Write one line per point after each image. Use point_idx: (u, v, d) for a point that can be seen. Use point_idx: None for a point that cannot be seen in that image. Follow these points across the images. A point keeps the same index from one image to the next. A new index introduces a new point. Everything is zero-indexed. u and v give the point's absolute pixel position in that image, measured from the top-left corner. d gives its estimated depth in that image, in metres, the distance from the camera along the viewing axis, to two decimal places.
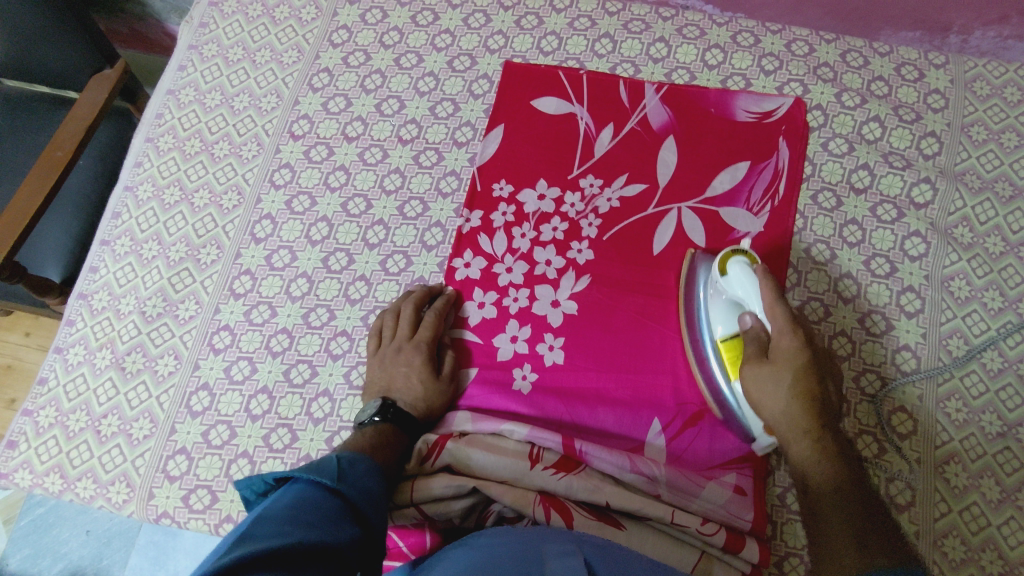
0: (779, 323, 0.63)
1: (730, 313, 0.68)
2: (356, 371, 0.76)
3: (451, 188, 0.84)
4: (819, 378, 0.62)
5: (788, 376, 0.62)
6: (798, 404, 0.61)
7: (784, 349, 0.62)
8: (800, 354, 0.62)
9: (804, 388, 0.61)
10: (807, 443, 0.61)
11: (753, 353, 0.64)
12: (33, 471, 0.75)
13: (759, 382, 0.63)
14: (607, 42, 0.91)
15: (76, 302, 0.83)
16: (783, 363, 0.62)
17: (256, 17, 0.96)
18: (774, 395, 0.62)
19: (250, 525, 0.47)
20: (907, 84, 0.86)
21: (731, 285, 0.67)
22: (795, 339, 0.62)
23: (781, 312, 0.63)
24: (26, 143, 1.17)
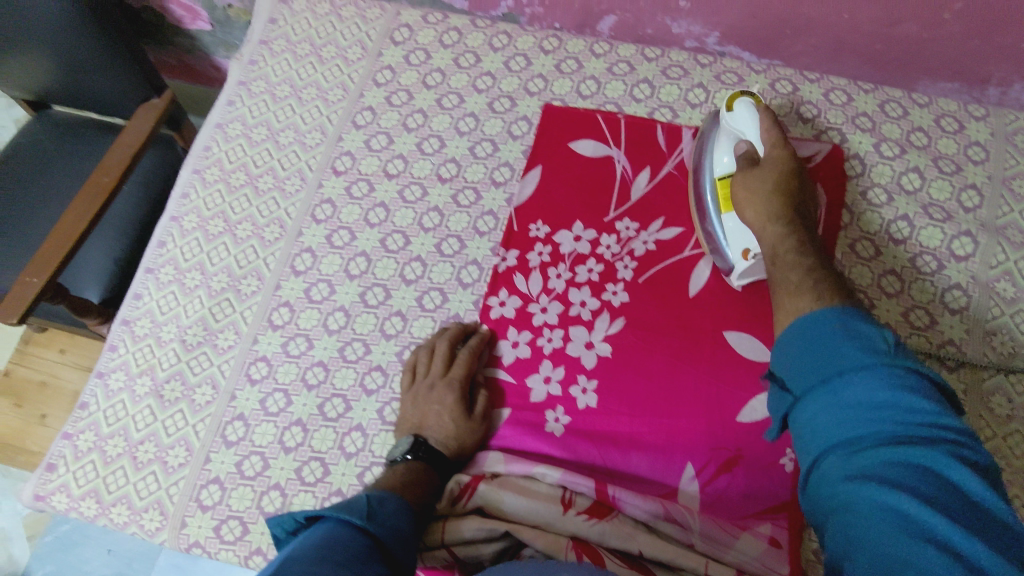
0: (771, 141, 0.74)
1: (730, 144, 0.77)
2: (389, 407, 0.77)
3: (487, 227, 0.85)
4: (799, 189, 0.71)
5: (773, 177, 0.71)
6: (778, 197, 0.70)
7: (772, 157, 0.72)
8: (786, 161, 0.72)
9: (784, 186, 0.70)
10: (776, 226, 0.69)
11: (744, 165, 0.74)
12: (70, 494, 0.76)
13: (747, 181, 0.72)
14: (645, 87, 0.92)
15: (119, 328, 0.85)
16: (770, 165, 0.72)
17: (303, 56, 0.99)
18: (757, 192, 0.70)
19: (281, 566, 0.48)
20: (948, 136, 0.86)
21: (736, 121, 0.76)
22: (782, 151, 0.72)
23: (772, 131, 0.74)
24: (74, 168, 1.21)
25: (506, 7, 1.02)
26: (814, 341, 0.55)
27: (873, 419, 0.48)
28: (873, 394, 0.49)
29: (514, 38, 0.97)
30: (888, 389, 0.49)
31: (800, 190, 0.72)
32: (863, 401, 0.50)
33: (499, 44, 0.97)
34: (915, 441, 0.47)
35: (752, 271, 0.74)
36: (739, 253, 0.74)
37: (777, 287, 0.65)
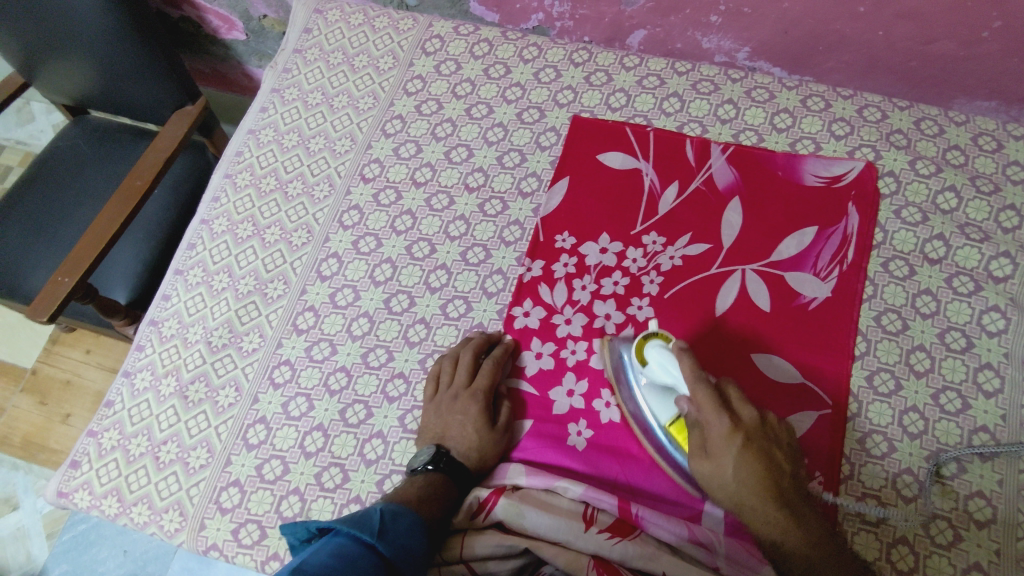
0: (710, 407, 0.65)
1: (666, 400, 0.69)
2: (411, 415, 0.76)
3: (514, 237, 0.85)
4: (767, 459, 0.63)
5: (736, 452, 0.63)
6: (754, 481, 0.62)
7: (718, 436, 0.64)
8: (734, 436, 0.63)
9: (755, 469, 0.62)
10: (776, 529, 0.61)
11: (694, 445, 0.65)
12: (92, 492, 0.77)
13: (709, 476, 0.64)
14: (675, 101, 0.92)
15: (147, 328, 0.86)
16: (723, 451, 0.63)
17: (336, 65, 1.00)
18: (727, 485, 0.63)
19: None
20: (985, 154, 0.84)
21: (658, 377, 0.69)
22: (726, 422, 0.64)
23: (705, 396, 0.65)
24: (108, 171, 1.24)
25: (537, 20, 1.03)
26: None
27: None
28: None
29: (544, 50, 0.98)
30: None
31: (769, 458, 0.63)
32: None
33: (529, 55, 0.98)
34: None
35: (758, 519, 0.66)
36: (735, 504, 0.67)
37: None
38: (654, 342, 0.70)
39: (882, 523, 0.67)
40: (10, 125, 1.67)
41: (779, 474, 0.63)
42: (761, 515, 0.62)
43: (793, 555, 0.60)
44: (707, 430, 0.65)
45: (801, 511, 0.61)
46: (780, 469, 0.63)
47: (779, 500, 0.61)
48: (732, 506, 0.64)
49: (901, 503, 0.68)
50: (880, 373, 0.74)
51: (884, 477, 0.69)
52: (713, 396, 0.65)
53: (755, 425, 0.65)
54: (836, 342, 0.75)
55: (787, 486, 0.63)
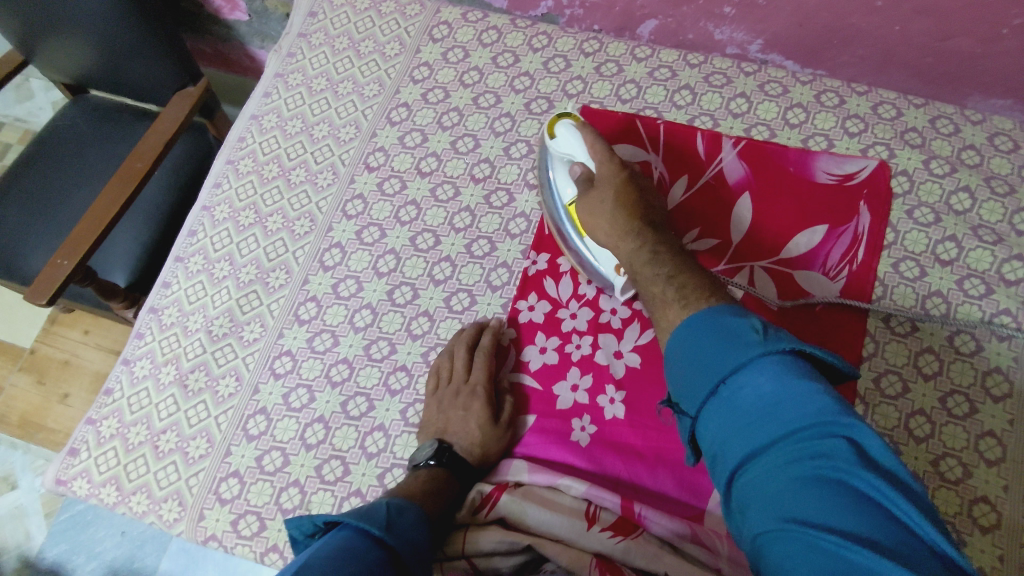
0: (601, 158, 0.73)
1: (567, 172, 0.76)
2: (413, 408, 0.76)
3: (519, 230, 0.84)
4: (641, 199, 0.71)
5: (614, 192, 0.71)
6: (625, 210, 0.70)
7: (604, 178, 0.72)
8: (618, 178, 0.72)
9: (628, 204, 0.70)
10: (638, 247, 0.68)
11: (583, 192, 0.73)
12: (91, 480, 0.76)
13: (591, 211, 0.72)
14: (686, 94, 0.90)
15: (146, 315, 0.85)
16: (605, 186, 0.72)
17: (341, 49, 0.98)
18: (602, 214, 0.71)
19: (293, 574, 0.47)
20: (1001, 155, 0.83)
21: (563, 146, 0.76)
22: (611, 167, 0.72)
23: (599, 147, 0.73)
24: (108, 152, 1.22)
25: (547, 8, 1.01)
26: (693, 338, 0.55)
27: (768, 411, 0.48)
28: (777, 387, 0.49)
29: (554, 40, 0.96)
30: (785, 382, 0.49)
31: (643, 201, 0.71)
32: (754, 401, 0.49)
33: (539, 44, 0.96)
34: (732, 320, 0.54)
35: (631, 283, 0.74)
36: (613, 269, 0.74)
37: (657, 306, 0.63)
38: (563, 121, 0.77)
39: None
40: (10, 102, 1.65)
41: (648, 214, 0.71)
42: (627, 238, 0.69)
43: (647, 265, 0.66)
44: (596, 172, 0.73)
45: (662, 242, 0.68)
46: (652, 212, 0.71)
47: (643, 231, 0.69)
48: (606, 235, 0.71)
49: None
50: (888, 375, 0.73)
51: None
52: (607, 150, 0.73)
53: (638, 178, 0.73)
54: (844, 343, 0.74)
55: (656, 228, 0.70)
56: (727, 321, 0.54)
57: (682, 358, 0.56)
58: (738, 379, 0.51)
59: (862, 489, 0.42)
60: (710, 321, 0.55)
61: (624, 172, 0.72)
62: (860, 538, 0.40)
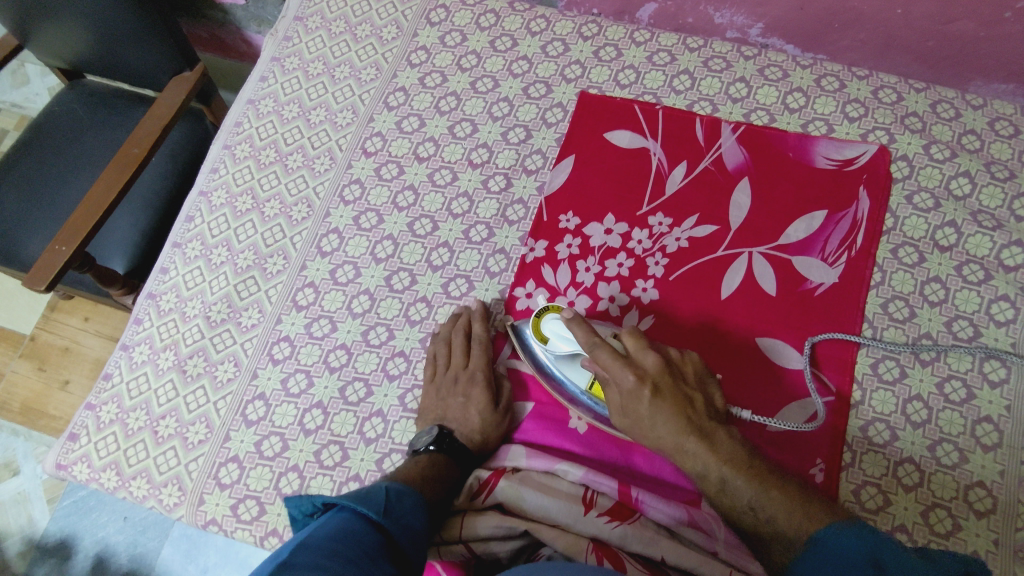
0: (612, 364, 0.65)
1: (577, 369, 0.70)
2: (411, 394, 0.76)
3: (517, 216, 0.83)
4: (678, 394, 0.64)
5: (648, 398, 0.64)
6: (671, 423, 0.63)
7: (631, 393, 0.65)
8: (644, 386, 0.64)
9: (670, 409, 0.64)
10: (706, 467, 0.61)
11: (612, 404, 0.67)
12: (91, 465, 0.77)
13: (635, 431, 0.66)
14: (685, 78, 0.90)
15: (145, 301, 0.85)
16: (637, 405, 0.65)
17: (338, 34, 0.98)
18: (647, 432, 0.65)
19: (291, 553, 0.47)
20: (1001, 140, 0.82)
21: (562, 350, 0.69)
22: (632, 373, 0.64)
23: (605, 356, 0.65)
24: (105, 138, 1.21)
25: None
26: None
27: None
28: None
29: (552, 23, 0.95)
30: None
31: (682, 398, 0.64)
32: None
33: (537, 28, 0.95)
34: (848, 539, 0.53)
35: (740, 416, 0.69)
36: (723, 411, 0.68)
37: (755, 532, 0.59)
38: (546, 318, 0.70)
39: (880, 513, 0.67)
40: (5, 87, 1.64)
41: (695, 410, 0.64)
42: (681, 451, 0.63)
43: (720, 486, 0.61)
44: (619, 389, 0.66)
45: (720, 441, 0.62)
46: (694, 406, 0.64)
47: (696, 434, 0.62)
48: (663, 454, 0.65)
49: (903, 491, 0.68)
50: (885, 361, 0.73)
51: (885, 465, 0.69)
52: (614, 354, 0.65)
53: (661, 369, 0.65)
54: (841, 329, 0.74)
55: (704, 416, 0.64)
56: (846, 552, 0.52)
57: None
58: None
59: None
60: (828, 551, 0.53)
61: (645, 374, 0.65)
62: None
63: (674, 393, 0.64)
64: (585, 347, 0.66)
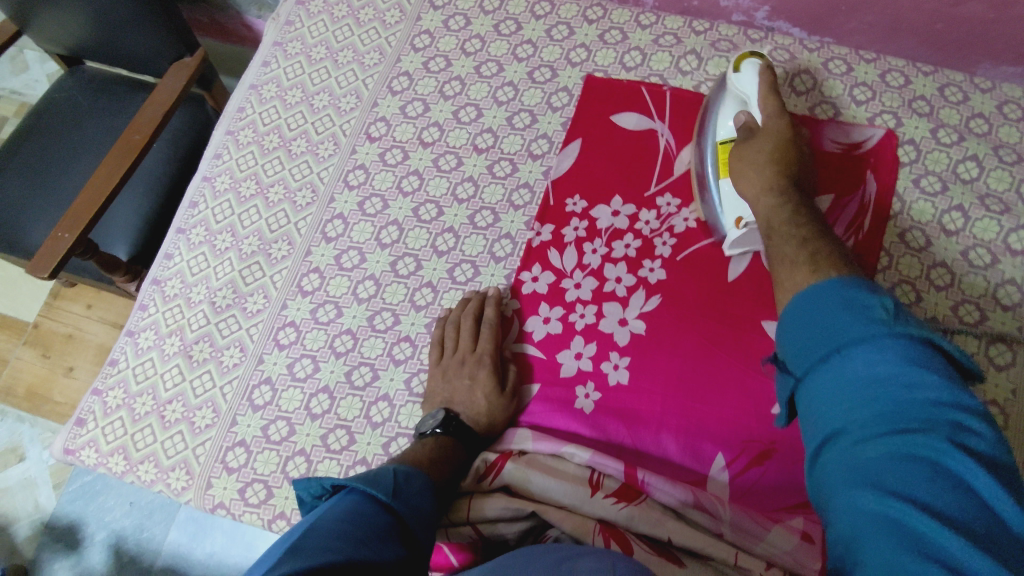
0: (770, 110, 0.71)
1: (733, 114, 0.75)
2: (417, 378, 0.76)
3: (523, 201, 0.83)
4: (800, 160, 0.70)
5: (774, 139, 0.70)
6: (779, 164, 0.68)
7: (768, 132, 0.70)
8: (783, 132, 0.70)
9: (784, 156, 0.69)
10: (781, 204, 0.66)
11: (743, 136, 0.72)
12: (99, 450, 0.77)
13: (744, 158, 0.70)
14: (692, 60, 0.89)
15: (150, 287, 0.85)
16: (768, 136, 0.70)
17: (341, 17, 0.97)
18: (756, 157, 0.69)
19: (302, 536, 0.47)
20: (1010, 123, 0.82)
21: (742, 83, 0.74)
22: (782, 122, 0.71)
23: (773, 101, 0.72)
24: (107, 124, 1.21)
25: None
26: (801, 309, 0.54)
27: (876, 398, 0.46)
28: (890, 377, 0.46)
29: (557, 6, 0.94)
30: (895, 361, 0.46)
31: (801, 162, 0.70)
32: (868, 378, 0.47)
33: (541, 11, 0.94)
34: (854, 289, 0.51)
35: (744, 240, 0.74)
36: (732, 222, 0.73)
37: (771, 259, 0.62)
38: (752, 58, 0.75)
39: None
40: (5, 74, 1.63)
41: (801, 179, 0.69)
42: (770, 190, 0.67)
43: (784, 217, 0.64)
44: (762, 125, 0.71)
45: (808, 203, 0.66)
46: (804, 178, 0.70)
47: (792, 186, 0.67)
48: (752, 190, 0.69)
49: None
50: None
51: None
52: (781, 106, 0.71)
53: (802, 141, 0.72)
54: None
55: (804, 191, 0.68)
56: (844, 302, 0.51)
57: (804, 316, 0.53)
58: (846, 357, 0.48)
59: (953, 468, 0.42)
60: (835, 290, 0.52)
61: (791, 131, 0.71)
62: (938, 511, 0.40)
63: (795, 151, 0.70)
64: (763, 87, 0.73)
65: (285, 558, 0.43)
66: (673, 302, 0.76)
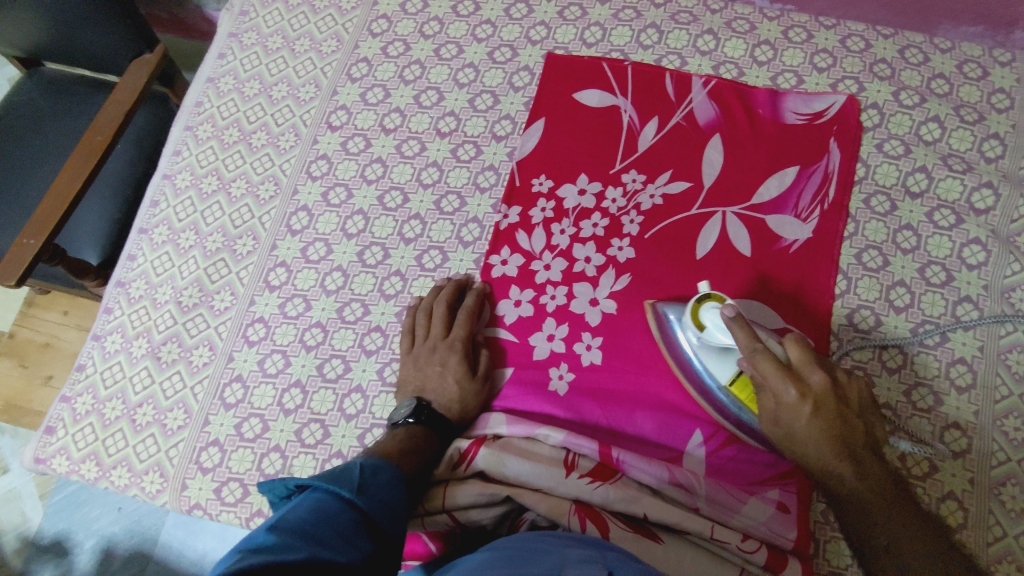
0: (778, 376, 0.60)
1: (723, 360, 0.65)
2: (389, 368, 0.75)
3: (489, 183, 0.82)
4: (840, 410, 0.60)
5: (807, 413, 0.59)
6: (825, 444, 0.59)
7: (792, 408, 0.60)
8: (810, 393, 0.59)
9: (826, 432, 0.59)
10: (854, 487, 0.59)
11: (766, 410, 0.62)
12: (70, 457, 0.76)
13: (781, 440, 0.61)
14: (653, 33, 0.88)
15: (114, 290, 0.83)
16: (796, 420, 0.60)
17: (295, 6, 0.95)
18: (798, 448, 0.61)
19: (260, 536, 0.46)
20: (970, 83, 0.82)
21: (712, 340, 0.64)
22: (796, 387, 0.59)
23: (770, 369, 0.60)
24: (66, 126, 1.18)
25: None
26: None
27: None
28: None
29: None
30: None
31: (841, 416, 0.60)
32: None
33: None
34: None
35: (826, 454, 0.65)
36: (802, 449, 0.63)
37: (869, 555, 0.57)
38: (707, 306, 0.65)
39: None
40: None
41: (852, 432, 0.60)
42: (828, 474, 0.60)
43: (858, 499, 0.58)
44: (778, 401, 0.61)
45: (873, 468, 0.59)
46: (852, 428, 0.60)
47: (851, 462, 0.59)
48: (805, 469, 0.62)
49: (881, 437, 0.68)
50: (861, 310, 0.73)
51: None
52: (779, 367, 0.60)
53: (827, 379, 0.60)
54: (793, 307, 0.73)
55: (862, 443, 0.60)
56: None
57: None
58: None
59: None
60: None
61: (811, 384, 0.60)
62: None
63: (836, 407, 0.60)
64: (745, 350, 0.61)
65: (243, 557, 0.43)
66: (644, 280, 0.75)
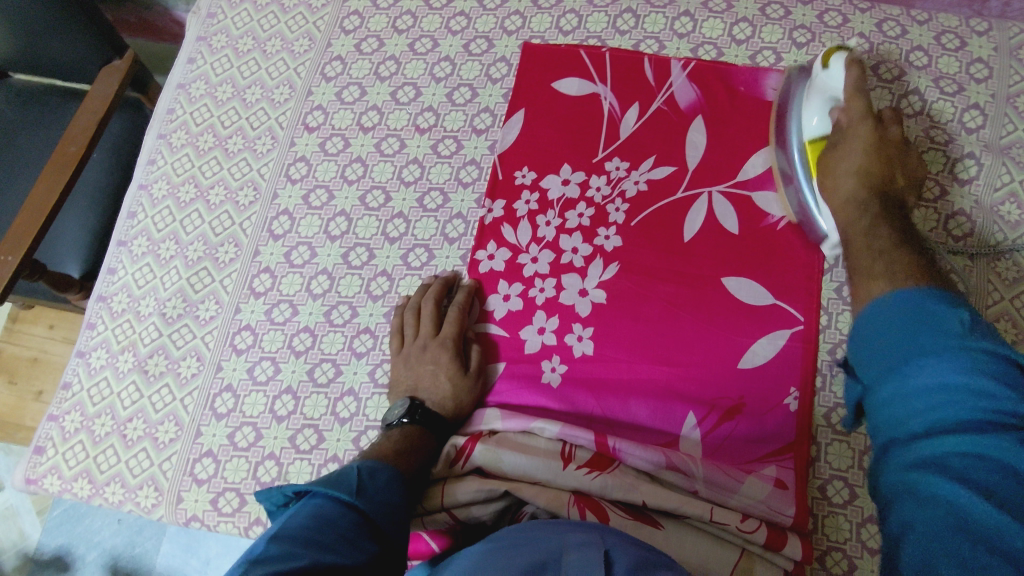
0: (862, 113, 0.70)
1: (822, 108, 0.73)
2: (380, 369, 0.75)
3: (471, 177, 0.82)
4: (893, 167, 0.70)
5: (865, 149, 0.70)
6: (863, 175, 0.69)
7: (857, 141, 0.70)
8: (874, 135, 0.70)
9: (872, 168, 0.69)
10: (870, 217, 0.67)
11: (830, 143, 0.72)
12: (62, 476, 0.75)
13: (833, 167, 0.70)
14: (629, 17, 0.87)
15: (96, 305, 0.82)
16: (856, 146, 0.70)
17: (265, 6, 0.93)
18: (843, 172, 0.70)
19: (261, 544, 0.46)
20: (948, 54, 0.81)
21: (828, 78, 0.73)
22: (869, 129, 0.70)
23: (861, 104, 0.71)
24: (38, 139, 1.16)
25: None
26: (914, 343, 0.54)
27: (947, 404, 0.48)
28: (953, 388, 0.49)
29: None
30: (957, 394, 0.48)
31: (889, 169, 0.70)
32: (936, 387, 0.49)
33: None
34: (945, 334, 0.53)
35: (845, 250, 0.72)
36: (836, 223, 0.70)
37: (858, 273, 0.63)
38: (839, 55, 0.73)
39: (852, 468, 0.67)
40: None
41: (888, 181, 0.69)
42: (850, 202, 0.69)
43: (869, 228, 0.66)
44: (849, 136, 0.71)
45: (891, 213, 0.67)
46: (892, 181, 0.70)
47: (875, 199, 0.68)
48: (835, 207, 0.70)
49: None
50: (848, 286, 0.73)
51: None
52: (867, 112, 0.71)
53: (894, 140, 0.71)
54: None
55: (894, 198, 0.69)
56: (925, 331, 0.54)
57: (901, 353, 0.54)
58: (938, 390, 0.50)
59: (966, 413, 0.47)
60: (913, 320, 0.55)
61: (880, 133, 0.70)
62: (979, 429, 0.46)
63: (890, 156, 0.70)
64: (851, 89, 0.71)
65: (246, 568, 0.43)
66: (632, 267, 0.75)
